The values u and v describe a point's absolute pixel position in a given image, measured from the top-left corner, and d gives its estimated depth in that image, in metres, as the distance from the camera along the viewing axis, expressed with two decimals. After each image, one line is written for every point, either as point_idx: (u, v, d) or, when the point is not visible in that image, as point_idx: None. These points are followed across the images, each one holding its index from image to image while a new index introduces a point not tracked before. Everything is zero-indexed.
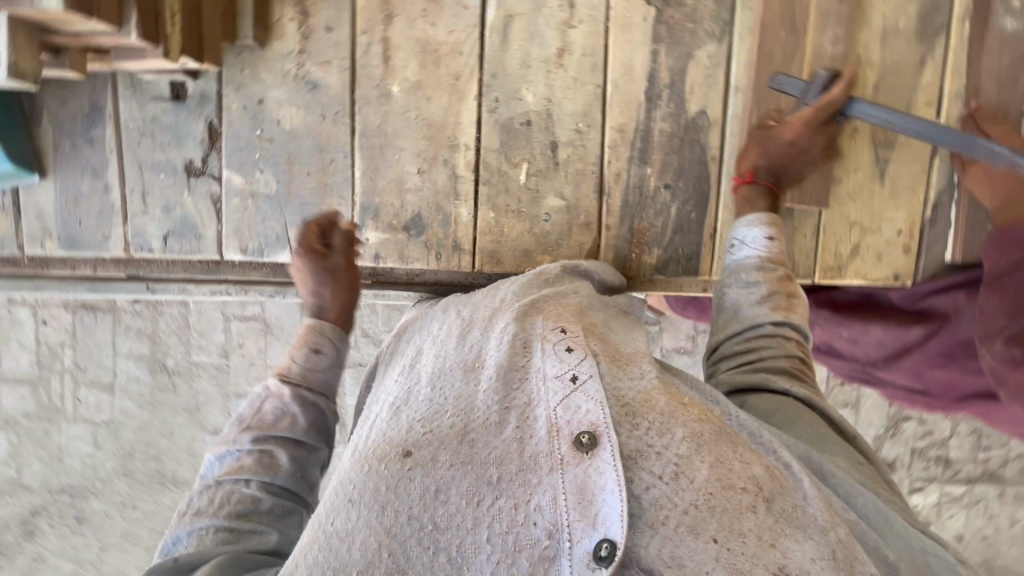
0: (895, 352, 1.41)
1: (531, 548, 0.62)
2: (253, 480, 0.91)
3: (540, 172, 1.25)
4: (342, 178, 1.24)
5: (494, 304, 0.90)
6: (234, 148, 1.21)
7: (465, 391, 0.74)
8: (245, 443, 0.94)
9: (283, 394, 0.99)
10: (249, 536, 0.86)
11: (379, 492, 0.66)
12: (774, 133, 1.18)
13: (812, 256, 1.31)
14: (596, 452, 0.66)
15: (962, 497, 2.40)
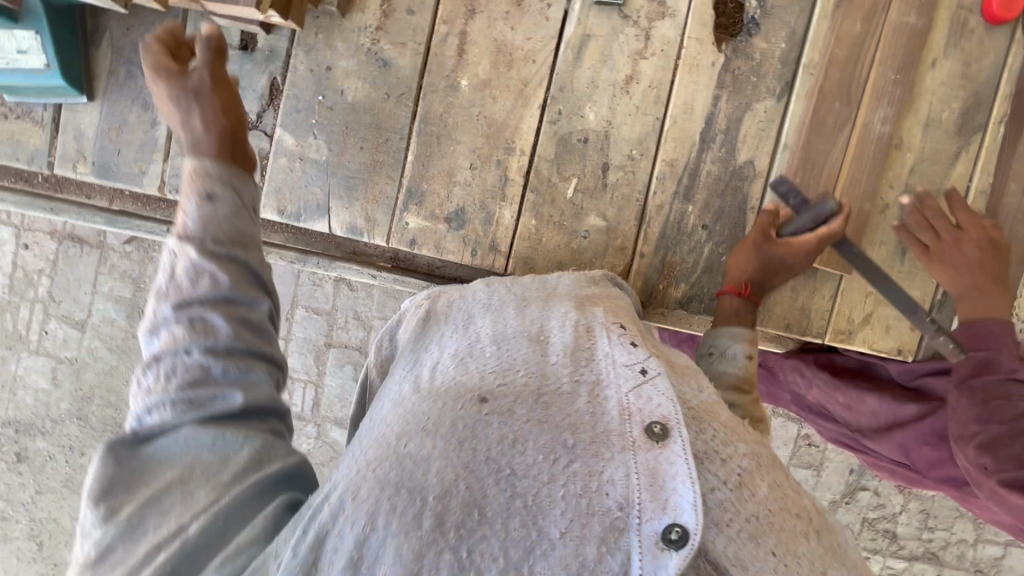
0: (886, 425, 1.47)
1: (603, 515, 0.58)
2: (193, 348, 0.71)
3: (587, 190, 1.28)
4: (394, 159, 1.24)
5: (548, 293, 0.92)
6: (292, 108, 1.21)
7: (535, 357, 0.74)
8: (168, 315, 0.73)
9: (189, 255, 0.76)
10: (211, 403, 0.70)
11: (456, 428, 0.64)
12: (779, 252, 1.22)
13: (827, 317, 1.36)
14: (667, 443, 0.63)
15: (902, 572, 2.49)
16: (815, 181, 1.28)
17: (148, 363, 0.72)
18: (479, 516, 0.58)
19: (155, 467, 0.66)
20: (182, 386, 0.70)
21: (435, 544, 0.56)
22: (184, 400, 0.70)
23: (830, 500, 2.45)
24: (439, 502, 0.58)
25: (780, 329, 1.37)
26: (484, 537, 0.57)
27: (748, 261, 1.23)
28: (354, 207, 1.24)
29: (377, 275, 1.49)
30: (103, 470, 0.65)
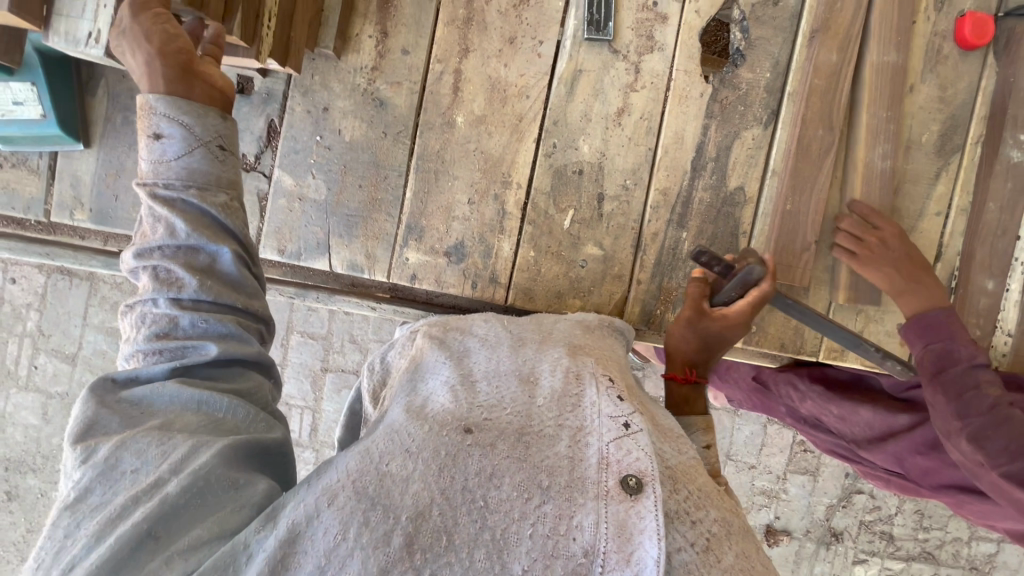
0: (880, 434, 1.50)
1: (566, 559, 0.64)
2: (159, 298, 0.76)
3: (583, 220, 1.30)
4: (393, 197, 1.25)
5: (543, 336, 0.96)
6: (291, 149, 1.23)
7: (521, 398, 0.78)
8: (139, 269, 0.78)
9: (147, 205, 0.80)
10: (182, 351, 0.75)
11: (438, 454, 0.69)
12: (715, 327, 1.11)
13: (820, 336, 1.40)
14: (640, 496, 0.68)
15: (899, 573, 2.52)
16: (803, 205, 1.32)
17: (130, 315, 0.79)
18: (446, 543, 0.64)
19: (134, 412, 0.70)
20: (161, 338, 0.76)
21: (400, 563, 0.61)
22: (164, 348, 0.75)
23: (827, 504, 2.48)
24: (411, 523, 0.64)
25: (774, 348, 1.40)
26: (447, 564, 0.63)
27: (687, 339, 1.12)
28: (354, 245, 1.25)
29: (376, 306, 1.50)
30: (87, 414, 0.68)
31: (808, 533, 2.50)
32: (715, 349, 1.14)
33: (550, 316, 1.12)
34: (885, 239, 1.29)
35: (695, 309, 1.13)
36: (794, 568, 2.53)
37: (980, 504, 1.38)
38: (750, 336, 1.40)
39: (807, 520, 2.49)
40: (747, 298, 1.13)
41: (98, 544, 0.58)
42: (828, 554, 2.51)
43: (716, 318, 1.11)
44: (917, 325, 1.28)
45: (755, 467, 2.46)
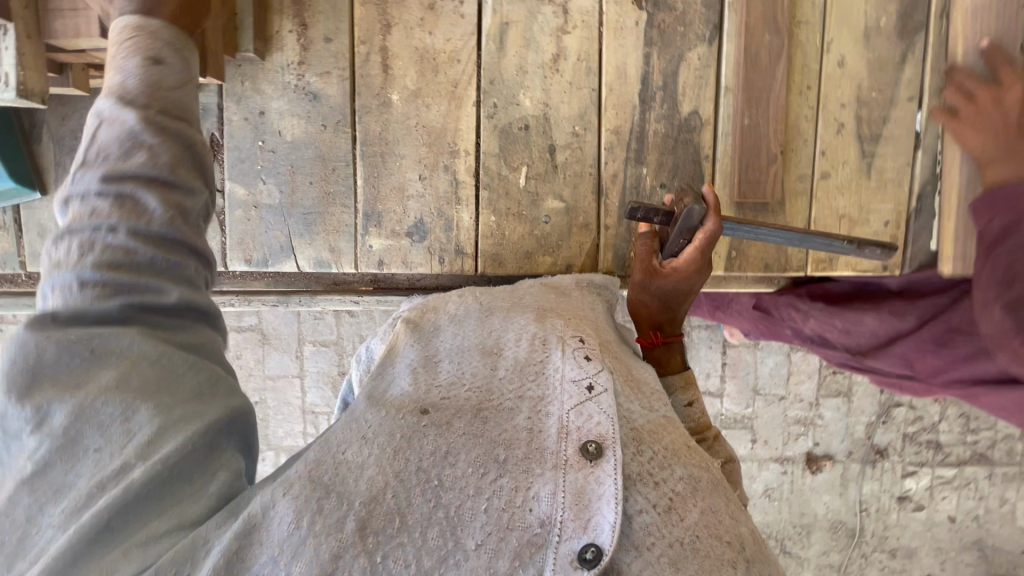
0: (886, 339, 1.45)
1: (523, 530, 0.61)
2: (119, 228, 0.71)
3: (538, 175, 1.28)
4: (345, 187, 1.25)
5: (514, 304, 0.93)
6: (237, 159, 1.24)
7: (483, 370, 0.76)
8: (93, 189, 0.72)
9: (121, 123, 0.75)
10: (139, 291, 0.71)
11: (393, 437, 0.67)
12: (669, 285, 1.08)
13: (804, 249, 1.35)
14: (599, 462, 0.65)
15: (952, 479, 2.47)
16: (762, 117, 1.27)
17: (67, 242, 0.70)
18: (399, 525, 0.61)
19: (86, 360, 0.65)
20: (112, 268, 0.70)
21: (353, 547, 0.59)
22: (118, 283, 0.69)
23: (865, 423, 2.43)
24: (364, 507, 0.61)
25: (759, 270, 1.36)
26: (400, 544, 0.60)
27: (647, 302, 1.11)
28: (318, 242, 1.26)
29: (361, 300, 1.51)
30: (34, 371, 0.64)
31: (851, 454, 2.46)
32: (679, 303, 1.11)
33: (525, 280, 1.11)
34: (1003, 98, 1.19)
35: (649, 271, 1.09)
36: (842, 492, 2.49)
37: (986, 392, 1.37)
38: (732, 262, 1.36)
39: (847, 441, 2.44)
40: (694, 243, 1.06)
41: (63, 532, 0.59)
42: (875, 472, 2.46)
43: (670, 275, 1.07)
44: (984, 202, 1.20)
45: (785, 398, 2.41)
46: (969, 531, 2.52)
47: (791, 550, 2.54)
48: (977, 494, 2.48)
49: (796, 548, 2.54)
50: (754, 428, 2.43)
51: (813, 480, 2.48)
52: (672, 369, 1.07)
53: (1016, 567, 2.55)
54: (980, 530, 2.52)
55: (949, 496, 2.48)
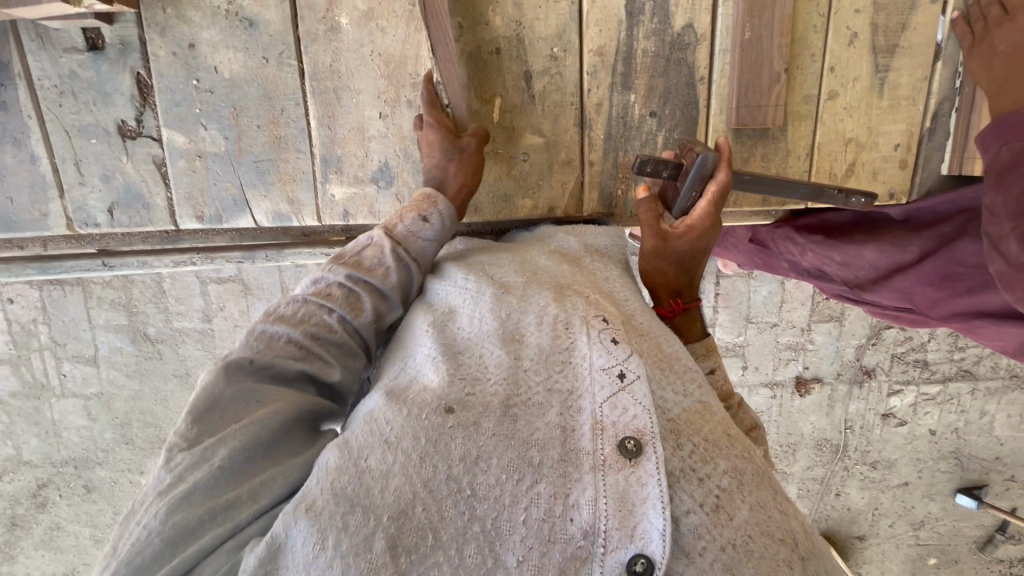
0: (887, 272, 1.34)
1: (565, 543, 0.60)
2: (336, 312, 0.82)
3: (514, 107, 1.15)
4: (298, 129, 1.12)
5: (527, 273, 0.88)
6: (170, 102, 1.08)
7: (505, 361, 0.72)
8: (338, 277, 0.85)
9: (378, 244, 0.90)
10: (316, 361, 0.78)
11: (419, 441, 0.64)
12: (686, 246, 0.97)
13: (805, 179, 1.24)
14: (639, 461, 0.64)
15: (936, 395, 2.51)
16: (764, 29, 1.12)
17: (296, 303, 0.82)
18: (432, 542, 0.59)
19: (240, 411, 0.70)
20: (310, 340, 0.79)
21: (384, 569, 0.57)
22: (311, 353, 0.78)
23: (855, 345, 2.43)
24: (393, 522, 0.59)
25: (756, 206, 1.27)
26: (436, 564, 0.58)
27: (664, 270, 0.98)
28: (273, 193, 1.15)
29: (333, 251, 1.37)
30: (203, 400, 0.69)
31: (839, 376, 2.48)
32: (694, 269, 0.99)
33: (536, 245, 1.04)
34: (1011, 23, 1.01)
35: (660, 233, 0.96)
36: (829, 412, 2.55)
37: (996, 330, 1.21)
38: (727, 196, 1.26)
39: (837, 364, 2.46)
40: (707, 194, 0.98)
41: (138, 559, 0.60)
42: (862, 392, 2.50)
43: (683, 236, 0.95)
44: (994, 131, 0.98)
45: (778, 325, 2.38)
46: (948, 442, 2.60)
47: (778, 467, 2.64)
48: (959, 408, 2.53)
49: (783, 465, 2.64)
50: (746, 356, 2.43)
51: (801, 402, 2.52)
52: (691, 338, 1.00)
53: (991, 473, 2.65)
54: (959, 441, 2.59)
55: (932, 411, 2.53)
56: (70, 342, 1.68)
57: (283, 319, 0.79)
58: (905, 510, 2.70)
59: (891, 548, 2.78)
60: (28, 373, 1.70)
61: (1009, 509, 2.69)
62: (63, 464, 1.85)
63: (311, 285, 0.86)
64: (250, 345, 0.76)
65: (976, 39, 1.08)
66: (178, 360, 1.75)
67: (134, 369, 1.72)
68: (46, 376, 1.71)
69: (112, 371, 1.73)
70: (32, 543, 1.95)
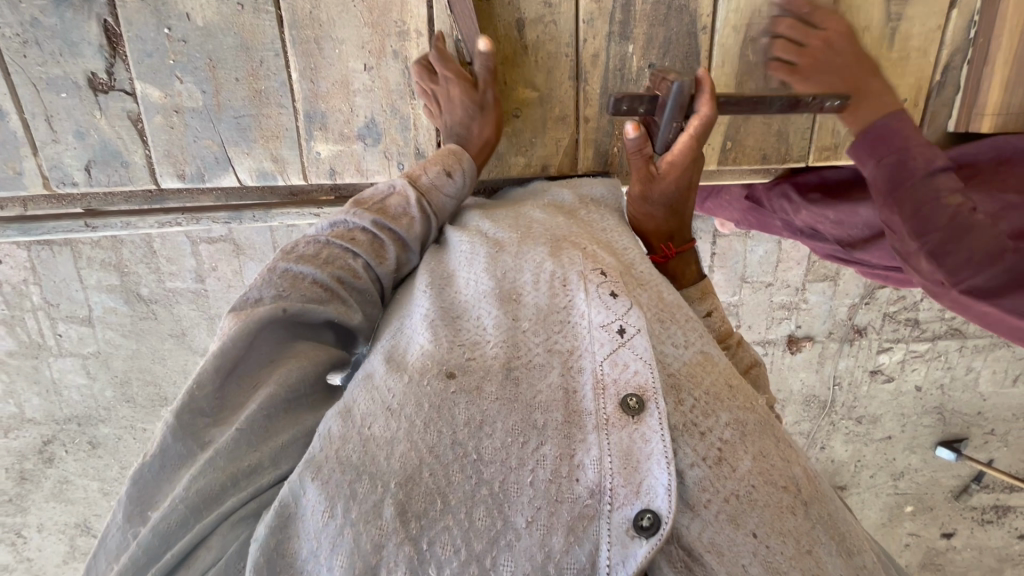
0: (879, 233, 1.31)
1: (573, 502, 0.60)
2: (361, 258, 0.82)
3: (506, 59, 1.09)
4: (278, 82, 1.06)
5: (520, 231, 0.87)
6: (142, 54, 1.02)
7: (504, 323, 0.73)
8: (363, 222, 0.85)
9: (403, 193, 0.90)
10: (338, 304, 0.77)
11: (422, 407, 0.64)
12: (670, 187, 0.96)
13: (808, 136, 1.21)
14: (642, 417, 0.64)
15: (925, 352, 2.55)
16: None
17: (320, 244, 0.81)
18: (440, 506, 0.59)
19: (261, 367, 0.69)
20: (335, 282, 0.78)
21: (395, 534, 0.57)
22: (337, 294, 0.78)
23: (848, 305, 2.44)
24: (401, 489, 0.59)
25: (755, 163, 1.22)
26: (445, 528, 0.58)
27: (653, 214, 0.99)
28: (256, 151, 1.10)
29: (321, 212, 1.35)
30: (226, 351, 0.67)
31: (830, 335, 2.51)
32: (685, 206, 0.99)
33: (532, 199, 1.03)
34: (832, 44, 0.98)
35: (644, 174, 0.96)
36: (818, 369, 2.59)
37: None
38: (726, 154, 1.21)
39: (829, 323, 2.48)
40: (687, 130, 0.93)
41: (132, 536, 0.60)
42: (852, 350, 2.53)
43: (664, 175, 0.94)
44: (863, 146, 0.98)
45: (772, 285, 2.38)
46: (932, 397, 2.66)
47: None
48: (946, 365, 2.58)
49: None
50: (739, 315, 2.44)
51: (792, 359, 2.56)
52: (688, 281, 1.00)
53: (972, 427, 2.73)
54: (943, 396, 2.65)
55: (919, 368, 2.58)
56: (64, 303, 1.66)
57: (309, 258, 0.79)
58: (886, 461, 2.80)
59: (871, 497, 2.90)
60: (22, 334, 1.69)
61: (986, 461, 2.79)
62: (66, 421, 1.87)
63: (332, 227, 0.85)
64: (274, 284, 0.75)
65: (799, 71, 1.01)
66: (173, 321, 1.74)
67: (130, 330, 1.72)
68: (41, 336, 1.71)
69: (108, 331, 1.72)
70: (42, 496, 2.01)
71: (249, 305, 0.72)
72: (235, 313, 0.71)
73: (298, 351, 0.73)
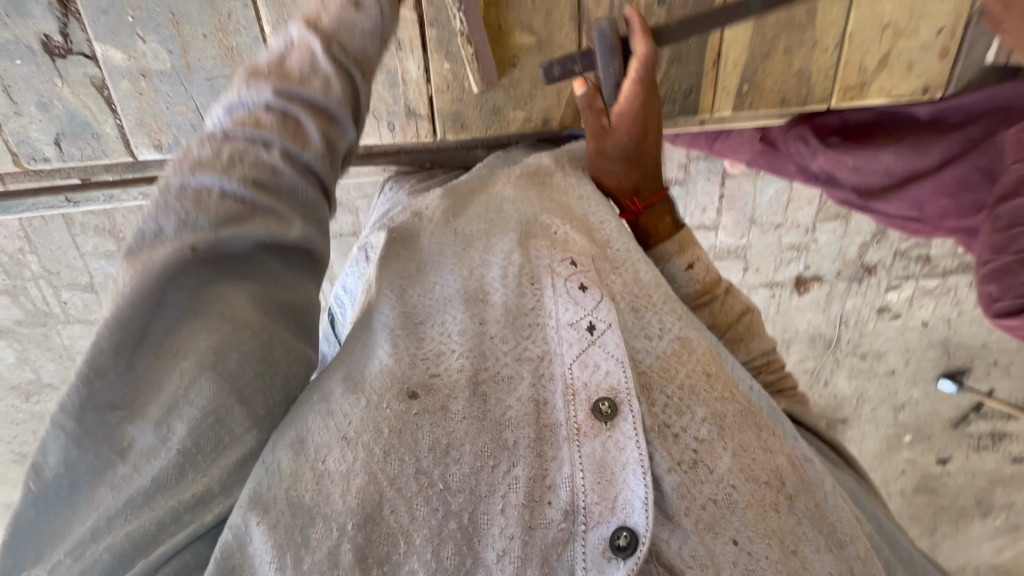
0: (903, 179, 1.25)
1: (546, 528, 0.65)
2: (275, 144, 0.76)
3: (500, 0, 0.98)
4: (251, 38, 0.97)
5: (491, 221, 0.88)
6: (97, 11, 0.92)
7: (469, 329, 0.77)
8: (264, 99, 0.78)
9: (307, 52, 0.81)
10: (268, 216, 0.74)
11: (381, 434, 0.67)
12: (623, 138, 0.94)
13: (831, 74, 1.11)
14: (615, 422, 0.70)
15: (934, 289, 2.52)
16: None
17: (212, 147, 0.75)
18: (406, 546, 0.62)
19: (193, 306, 0.69)
20: (255, 188, 0.74)
21: None
22: (260, 206, 0.74)
23: (859, 243, 2.39)
24: (359, 532, 0.62)
25: (773, 107, 1.13)
26: (412, 570, 0.61)
27: (616, 169, 0.97)
28: None
29: None
30: (129, 318, 0.65)
31: (839, 275, 2.47)
32: (646, 154, 0.96)
33: (488, 174, 1.00)
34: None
35: (597, 129, 0.94)
36: (825, 309, 2.57)
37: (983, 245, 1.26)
38: (742, 98, 1.12)
39: (839, 262, 2.43)
40: (629, 74, 0.92)
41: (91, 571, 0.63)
42: (861, 288, 2.50)
43: (614, 125, 0.92)
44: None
45: (782, 225, 2.31)
46: (938, 332, 2.66)
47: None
48: (954, 300, 2.56)
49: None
50: (748, 258, 2.39)
51: (799, 300, 2.54)
52: (663, 236, 0.99)
53: (976, 360, 2.75)
54: (950, 331, 2.65)
55: (928, 304, 2.56)
56: (63, 270, 1.63)
57: (211, 171, 0.73)
58: (888, 395, 2.85)
59: (871, 428, 2.97)
60: (27, 302, 1.68)
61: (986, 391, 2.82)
62: None
63: (219, 119, 0.78)
64: (175, 210, 0.70)
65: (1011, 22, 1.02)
66: None
67: None
68: (47, 304, 1.69)
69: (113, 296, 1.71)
70: None
71: (156, 247, 0.69)
72: (135, 261, 0.68)
73: (223, 294, 0.71)
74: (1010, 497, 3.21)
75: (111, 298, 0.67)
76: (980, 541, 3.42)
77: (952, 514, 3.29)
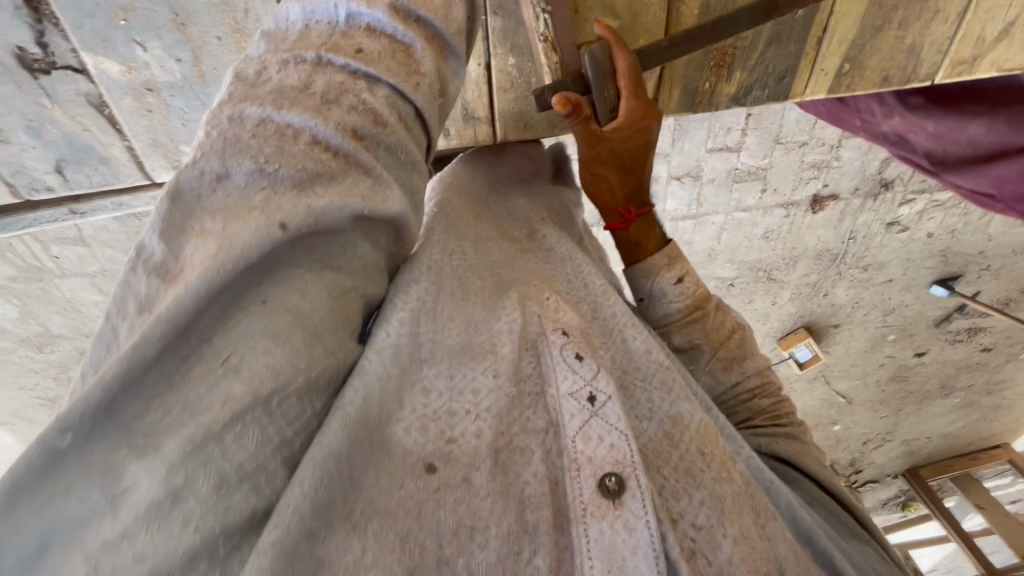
0: (988, 153, 1.21)
1: None
2: (385, 81, 0.66)
3: None
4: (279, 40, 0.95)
5: (476, 263, 0.76)
6: (84, 19, 0.90)
7: (484, 385, 0.63)
8: (375, 17, 0.68)
9: None
10: (363, 175, 0.61)
11: (398, 519, 0.53)
12: (619, 146, 0.84)
13: (944, 47, 0.97)
14: (623, 500, 0.60)
15: (946, 202, 2.41)
16: None
17: (304, 77, 0.63)
18: None
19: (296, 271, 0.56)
20: (352, 137, 0.62)
21: None
22: (355, 159, 0.61)
23: (882, 159, 2.19)
24: None
25: (873, 89, 1.01)
26: None
27: (602, 176, 0.87)
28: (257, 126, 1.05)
29: None
30: (175, 305, 0.48)
31: (856, 191, 2.33)
32: (641, 162, 0.87)
33: (488, 205, 0.88)
34: None
35: (586, 139, 0.82)
36: (836, 226, 2.49)
37: None
38: (840, 79, 1.00)
39: (857, 178, 2.27)
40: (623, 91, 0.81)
41: None
42: (875, 204, 2.40)
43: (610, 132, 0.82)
44: None
45: (807, 143, 2.09)
46: (940, 242, 2.62)
47: (775, 276, 2.74)
48: (964, 212, 2.46)
49: (780, 274, 2.73)
50: (766, 179, 2.22)
51: (813, 218, 2.43)
52: (651, 249, 0.92)
53: (970, 266, 2.76)
54: (951, 240, 2.61)
55: (936, 217, 2.48)
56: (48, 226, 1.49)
57: (306, 100, 0.61)
58: (881, 301, 2.92)
59: (860, 330, 3.09)
60: (17, 259, 1.58)
61: (973, 293, 2.93)
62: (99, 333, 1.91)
63: (309, 25, 0.67)
64: (255, 153, 0.56)
65: None
66: None
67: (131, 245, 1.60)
68: (37, 260, 1.61)
69: (107, 248, 1.63)
70: None
71: (224, 202, 0.54)
72: (199, 229, 0.53)
73: (302, 282, 0.56)
74: (971, 381, 3.48)
75: (154, 273, 0.52)
76: (937, 415, 3.77)
77: (917, 397, 3.58)
